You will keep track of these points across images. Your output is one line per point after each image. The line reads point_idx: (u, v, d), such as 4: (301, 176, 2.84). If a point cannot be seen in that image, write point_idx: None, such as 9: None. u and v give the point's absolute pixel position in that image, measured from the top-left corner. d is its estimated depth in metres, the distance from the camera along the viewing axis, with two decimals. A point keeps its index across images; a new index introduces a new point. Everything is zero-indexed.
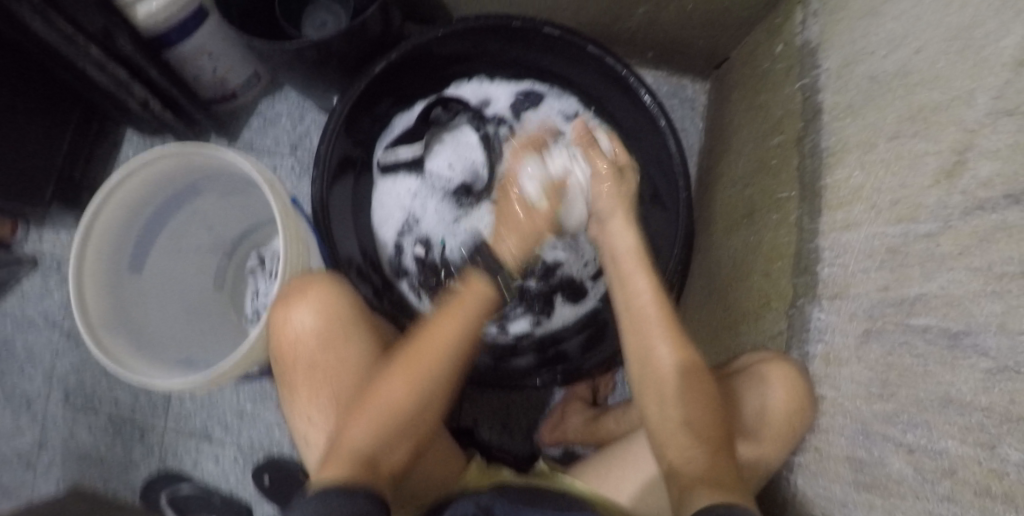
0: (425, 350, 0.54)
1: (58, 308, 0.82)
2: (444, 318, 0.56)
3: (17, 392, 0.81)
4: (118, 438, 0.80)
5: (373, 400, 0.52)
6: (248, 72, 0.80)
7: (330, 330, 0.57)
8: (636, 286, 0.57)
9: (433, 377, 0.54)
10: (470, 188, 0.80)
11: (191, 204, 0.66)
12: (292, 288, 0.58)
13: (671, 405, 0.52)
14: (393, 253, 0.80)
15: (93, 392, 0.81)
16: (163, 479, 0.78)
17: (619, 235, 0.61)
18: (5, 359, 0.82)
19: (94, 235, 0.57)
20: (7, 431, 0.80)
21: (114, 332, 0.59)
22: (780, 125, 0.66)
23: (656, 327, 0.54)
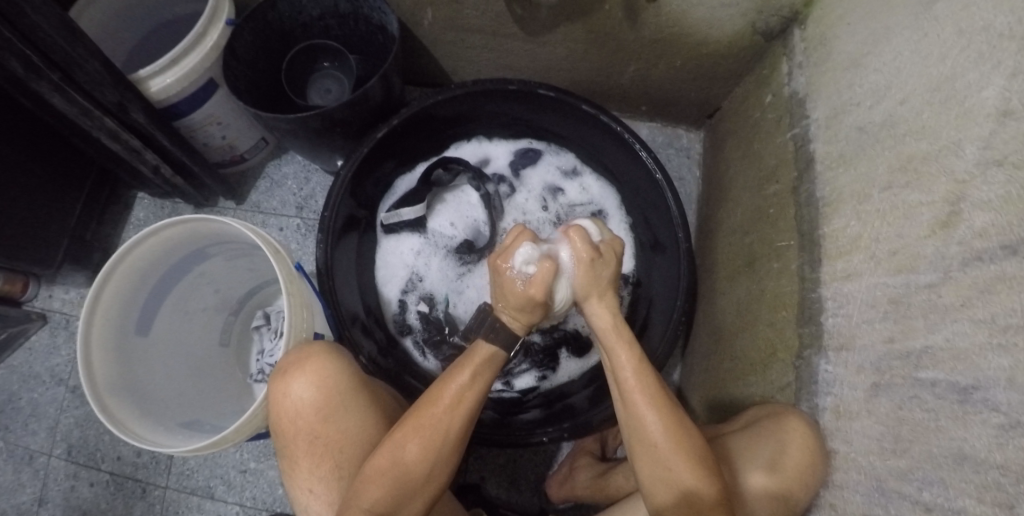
0: (436, 409, 0.51)
1: (65, 365, 0.82)
2: (455, 375, 0.53)
3: (20, 447, 0.80)
4: (119, 495, 0.79)
5: (380, 463, 0.50)
6: (256, 138, 0.83)
7: (327, 401, 0.57)
8: (617, 359, 0.54)
9: (445, 439, 0.51)
10: (472, 244, 0.82)
11: (198, 266, 0.67)
12: (290, 361, 0.58)
13: (667, 466, 0.50)
14: (397, 310, 0.81)
15: (94, 453, 0.80)
16: None
17: (591, 313, 0.58)
18: (9, 415, 0.81)
19: (103, 300, 0.57)
20: (5, 495, 0.79)
21: (120, 396, 0.58)
22: (775, 175, 0.67)
23: (641, 397, 0.52)
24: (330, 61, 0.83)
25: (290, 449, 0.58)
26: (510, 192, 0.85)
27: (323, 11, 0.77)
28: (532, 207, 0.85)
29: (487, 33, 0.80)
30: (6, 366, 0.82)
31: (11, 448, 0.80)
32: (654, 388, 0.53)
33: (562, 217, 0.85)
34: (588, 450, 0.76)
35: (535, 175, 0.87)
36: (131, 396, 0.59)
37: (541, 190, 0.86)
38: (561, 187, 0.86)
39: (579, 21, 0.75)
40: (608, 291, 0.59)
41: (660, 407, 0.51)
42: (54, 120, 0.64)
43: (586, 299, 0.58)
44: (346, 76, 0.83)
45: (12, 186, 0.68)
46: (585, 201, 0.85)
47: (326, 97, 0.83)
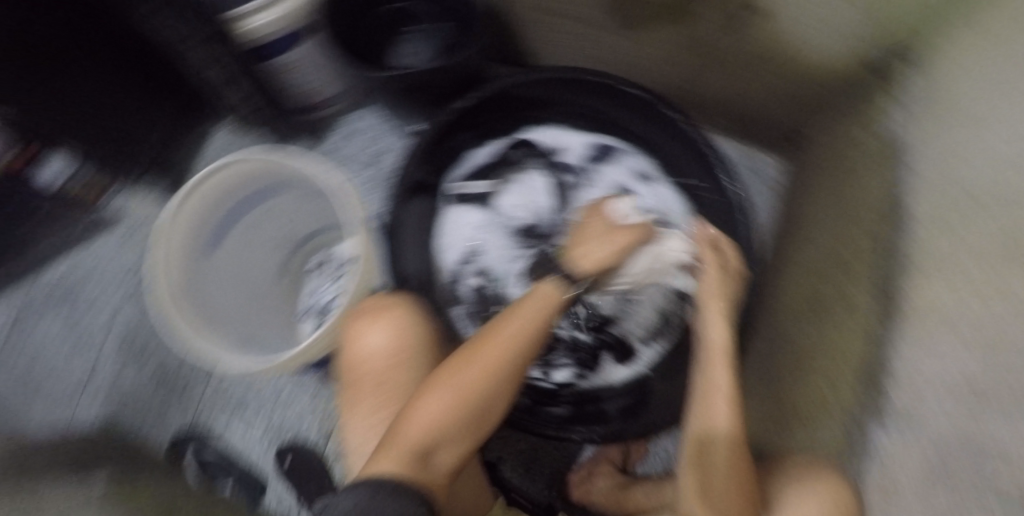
0: (496, 343, 0.54)
1: (122, 266, 0.85)
2: (517, 314, 0.56)
3: (81, 328, 0.83)
4: (160, 391, 0.80)
5: (439, 389, 0.51)
6: (340, 88, 0.80)
7: (398, 349, 0.58)
8: (713, 375, 0.58)
9: (503, 372, 0.53)
10: (534, 229, 0.81)
11: (271, 197, 0.69)
12: (368, 308, 0.59)
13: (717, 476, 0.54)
14: (450, 278, 0.80)
15: (143, 348, 0.81)
16: (192, 437, 0.76)
17: (711, 324, 0.61)
18: (69, 299, 0.83)
19: (178, 212, 0.60)
20: (58, 368, 0.81)
21: (189, 300, 0.61)
22: (871, 216, 0.59)
23: (723, 405, 0.56)
24: (414, 25, 0.80)
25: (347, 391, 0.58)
26: (576, 184, 0.82)
27: None
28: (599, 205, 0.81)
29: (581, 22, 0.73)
30: (77, 250, 0.85)
31: (71, 327, 0.83)
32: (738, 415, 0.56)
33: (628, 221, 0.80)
34: (609, 458, 0.75)
35: (608, 172, 0.82)
36: (191, 306, 0.61)
37: (610, 189, 0.81)
38: (632, 189, 0.80)
39: (684, 30, 0.68)
40: (722, 303, 0.62)
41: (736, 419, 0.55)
42: (145, 25, 0.66)
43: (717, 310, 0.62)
44: (432, 40, 0.79)
45: (101, 89, 0.71)
46: (653, 206, 0.78)
47: (416, 58, 0.78)
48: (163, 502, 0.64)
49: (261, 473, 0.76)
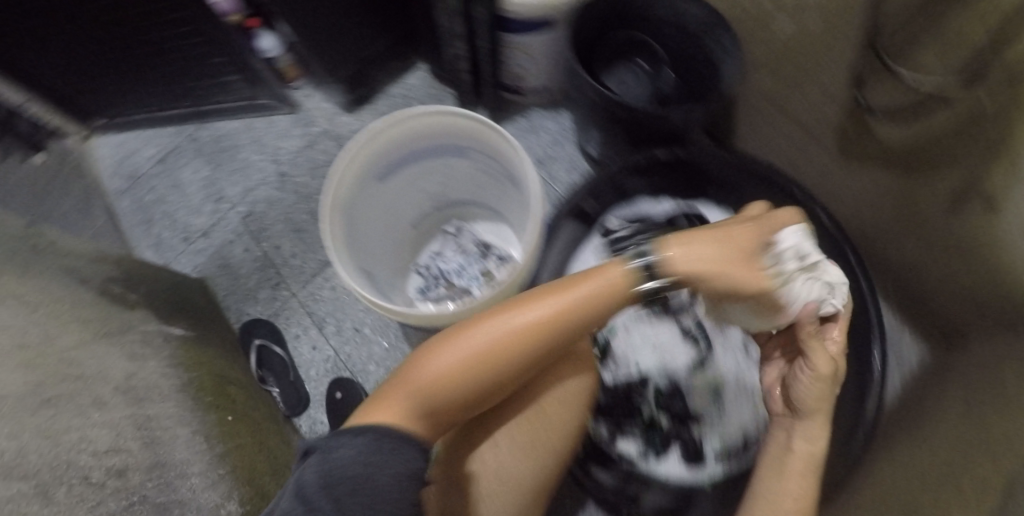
0: (545, 321, 0.43)
1: (274, 137, 0.83)
2: (577, 291, 0.43)
3: (217, 184, 0.81)
4: (260, 273, 0.79)
5: (462, 350, 0.44)
6: (545, 83, 0.80)
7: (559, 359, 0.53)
8: (783, 485, 0.51)
9: (539, 350, 0.44)
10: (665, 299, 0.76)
11: (452, 157, 0.70)
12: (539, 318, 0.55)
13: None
14: None
15: (262, 230, 0.80)
16: (265, 327, 0.77)
17: (806, 427, 0.53)
18: (225, 151, 0.83)
19: (375, 136, 0.62)
20: (183, 210, 0.81)
21: (341, 214, 0.62)
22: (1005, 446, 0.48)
23: None
24: (645, 61, 0.77)
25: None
26: None
27: (683, 20, 0.71)
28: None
29: (803, 131, 0.70)
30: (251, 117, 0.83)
31: (212, 178, 0.82)
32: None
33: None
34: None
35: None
36: (345, 221, 0.63)
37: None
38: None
39: (898, 172, 0.63)
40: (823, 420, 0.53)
41: None
42: None
43: (817, 408, 0.52)
44: (649, 81, 0.77)
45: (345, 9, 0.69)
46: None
47: (621, 87, 0.77)
48: (214, 382, 0.67)
49: (307, 393, 0.76)
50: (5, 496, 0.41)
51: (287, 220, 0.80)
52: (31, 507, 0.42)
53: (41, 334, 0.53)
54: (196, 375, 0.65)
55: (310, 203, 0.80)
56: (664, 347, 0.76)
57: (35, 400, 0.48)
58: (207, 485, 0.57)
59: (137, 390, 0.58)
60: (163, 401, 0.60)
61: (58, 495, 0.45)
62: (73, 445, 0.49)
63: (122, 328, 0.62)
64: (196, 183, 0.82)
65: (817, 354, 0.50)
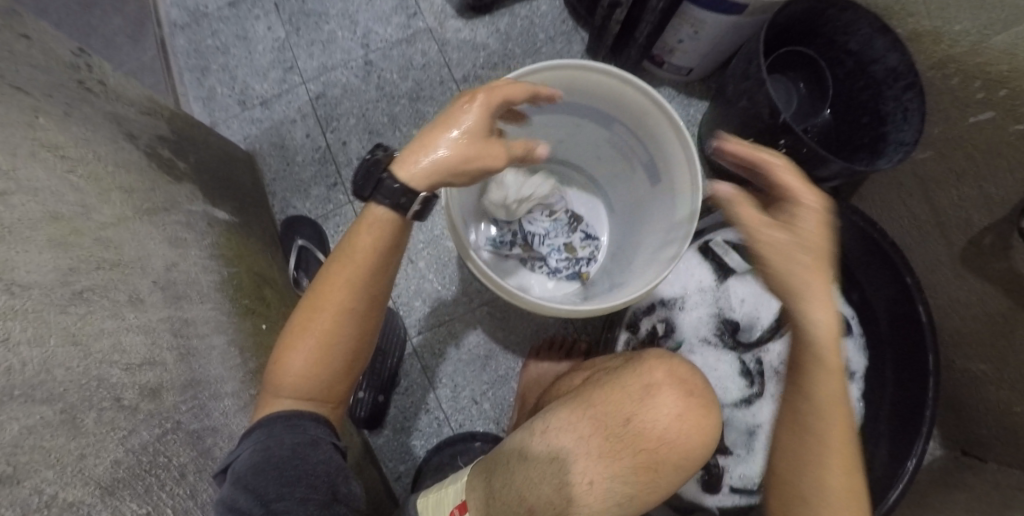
0: (337, 280, 0.44)
1: (372, 19, 0.71)
2: (357, 245, 0.44)
3: (290, 52, 0.71)
4: (317, 167, 0.69)
5: (300, 330, 0.45)
6: (689, 65, 0.72)
7: (684, 405, 0.48)
8: (816, 385, 0.41)
9: (359, 299, 0.46)
10: (737, 331, 0.70)
11: (595, 122, 0.63)
12: (673, 370, 0.50)
13: (825, 513, 0.42)
14: (642, 307, 0.70)
15: (330, 119, 0.70)
16: (310, 227, 0.67)
17: (811, 315, 0.38)
18: (311, 17, 0.72)
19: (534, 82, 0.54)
20: (247, 68, 0.71)
21: None
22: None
23: (830, 447, 0.41)
24: (806, 85, 0.75)
25: (598, 418, 0.48)
26: None
27: (870, 60, 0.65)
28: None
29: (933, 213, 0.67)
30: None
31: (285, 44, 0.71)
32: (851, 441, 0.42)
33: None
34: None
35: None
36: None
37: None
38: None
39: (1014, 302, 0.59)
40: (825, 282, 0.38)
41: (847, 459, 0.42)
42: None
43: (795, 294, 0.38)
44: (797, 105, 0.75)
45: None
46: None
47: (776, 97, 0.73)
48: (252, 281, 0.57)
49: None
50: (26, 424, 0.31)
51: (361, 116, 0.70)
52: (56, 441, 0.32)
53: (78, 204, 0.40)
54: (236, 272, 0.55)
55: (393, 105, 0.70)
56: (718, 378, 0.69)
57: (64, 292, 0.36)
58: (237, 409, 0.50)
59: (175, 287, 0.47)
60: (201, 303, 0.49)
61: (87, 424, 0.35)
62: (104, 356, 0.38)
63: (167, 202, 0.50)
64: (267, 40, 0.72)
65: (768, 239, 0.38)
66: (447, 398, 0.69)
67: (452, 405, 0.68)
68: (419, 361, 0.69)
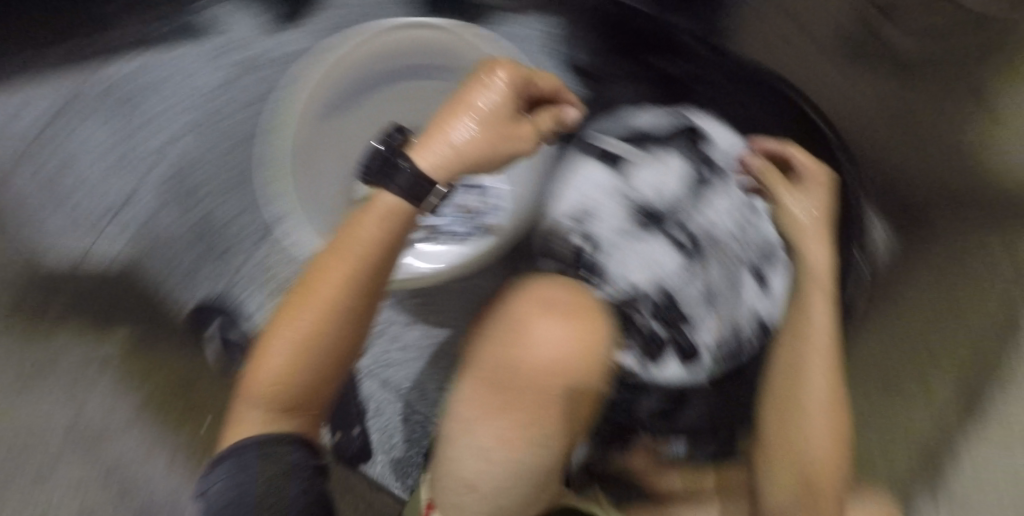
0: (333, 266, 0.37)
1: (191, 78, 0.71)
2: (361, 226, 0.38)
3: (127, 146, 0.70)
4: (198, 244, 0.68)
5: (283, 332, 0.36)
6: None
7: (569, 328, 0.48)
8: (811, 303, 0.53)
9: (351, 294, 0.37)
10: (653, 212, 0.73)
11: (426, 81, 0.65)
12: (539, 294, 0.52)
13: (810, 420, 0.53)
14: (551, 230, 0.74)
15: (192, 191, 0.69)
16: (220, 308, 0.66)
17: (810, 253, 0.52)
18: (128, 105, 0.70)
19: (338, 66, 0.58)
20: (91, 183, 0.69)
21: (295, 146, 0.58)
22: (974, 320, 0.59)
23: (817, 361, 0.53)
24: None
25: (487, 379, 0.45)
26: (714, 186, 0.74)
27: None
28: (722, 210, 0.73)
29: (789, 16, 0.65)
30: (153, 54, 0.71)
31: (118, 141, 0.70)
32: (834, 357, 0.53)
33: (741, 237, 0.73)
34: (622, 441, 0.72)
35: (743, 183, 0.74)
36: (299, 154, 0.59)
37: (740, 199, 0.74)
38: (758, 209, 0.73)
39: None
40: (820, 227, 0.53)
41: (834, 376, 0.53)
42: None
43: (801, 231, 0.52)
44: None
45: None
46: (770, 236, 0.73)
47: None
48: None
49: None
50: None
51: (220, 175, 0.69)
52: None
53: None
54: None
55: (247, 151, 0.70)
56: (652, 262, 0.73)
57: None
58: None
59: None
60: None
61: None
62: None
63: None
64: (99, 143, 0.70)
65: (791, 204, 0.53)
66: (418, 397, 0.71)
67: (425, 402, 0.71)
68: (376, 377, 0.71)
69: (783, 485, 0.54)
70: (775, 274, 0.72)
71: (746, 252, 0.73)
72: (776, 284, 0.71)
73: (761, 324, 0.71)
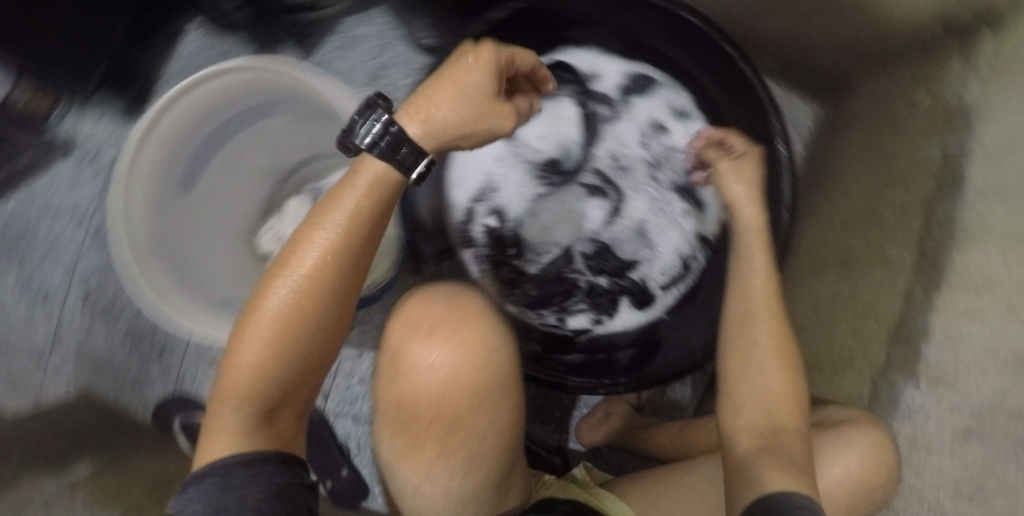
0: (309, 252, 0.38)
1: (73, 194, 0.71)
2: (340, 205, 0.39)
3: (34, 282, 0.70)
4: (136, 352, 0.70)
5: (258, 316, 0.38)
6: None
7: (446, 344, 0.47)
8: (753, 259, 0.57)
9: (327, 281, 0.39)
10: (559, 165, 0.73)
11: (260, 121, 0.61)
12: (415, 321, 0.49)
13: (753, 359, 0.53)
14: (462, 218, 0.72)
15: (113, 304, 0.70)
16: (177, 404, 0.69)
17: (741, 210, 0.60)
18: (21, 244, 0.70)
19: (152, 145, 0.52)
20: (14, 330, 0.69)
21: (155, 253, 0.52)
22: (902, 181, 0.60)
23: (758, 304, 0.55)
24: None
25: (398, 423, 0.49)
26: (610, 118, 0.74)
27: None
28: (630, 140, 0.74)
29: None
30: (21, 186, 0.70)
31: (23, 280, 0.70)
32: (773, 302, 0.55)
33: (660, 160, 0.73)
34: (612, 411, 0.75)
35: (643, 106, 0.74)
36: (165, 256, 0.53)
37: (644, 122, 0.74)
38: (667, 126, 0.73)
39: None
40: (753, 186, 0.60)
41: (774, 314, 0.55)
42: None
43: (733, 198, 0.60)
44: None
45: None
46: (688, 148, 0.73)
47: None
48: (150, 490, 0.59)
49: None
50: None
51: None
52: None
53: None
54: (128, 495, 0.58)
55: None
56: (577, 216, 0.73)
57: None
58: None
59: None
60: None
61: None
62: None
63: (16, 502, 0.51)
64: (7, 288, 0.70)
65: (726, 171, 0.61)
66: None
67: None
68: (346, 417, 0.74)
69: (744, 431, 0.51)
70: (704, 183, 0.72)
71: (669, 172, 0.73)
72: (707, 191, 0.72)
73: (701, 240, 0.72)
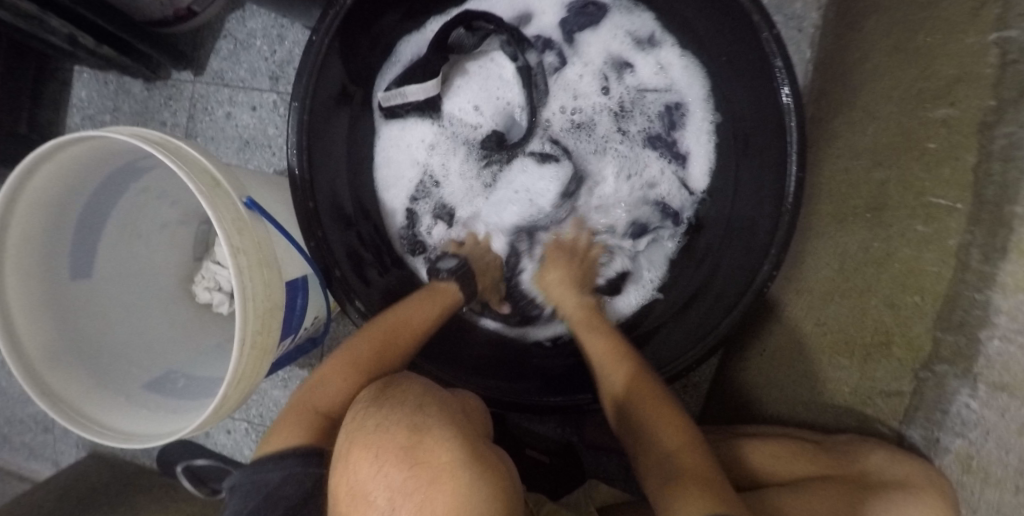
0: (405, 325, 0.52)
1: None
2: (429, 299, 0.55)
3: None
4: None
5: (341, 359, 0.48)
6: None
7: (404, 500, 0.30)
8: (585, 335, 0.55)
9: (406, 349, 0.51)
10: (503, 137, 0.64)
11: (138, 178, 0.52)
12: (363, 479, 0.32)
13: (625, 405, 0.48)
14: (404, 223, 0.65)
15: None
16: (176, 452, 0.73)
17: (560, 298, 0.60)
18: None
19: (12, 243, 0.44)
20: (20, 405, 0.75)
21: (59, 364, 0.48)
22: (945, 97, 0.43)
23: (602, 361, 0.52)
24: None
25: None
26: (558, 66, 0.64)
27: None
28: (587, 89, 0.63)
29: None
30: None
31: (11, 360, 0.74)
32: (614, 348, 0.53)
33: (627, 107, 0.63)
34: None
35: (596, 42, 0.63)
36: (73, 361, 0.49)
37: (601, 63, 0.63)
38: (629, 61, 0.63)
39: None
40: (575, 280, 0.60)
41: (614, 363, 0.51)
42: None
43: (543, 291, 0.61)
44: None
45: None
46: (659, 87, 0.62)
47: None
48: None
49: None
50: None
51: None
52: None
53: None
54: None
55: None
56: (534, 192, 0.64)
57: None
58: None
59: None
60: None
61: None
62: None
63: None
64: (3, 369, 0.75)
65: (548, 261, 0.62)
66: None
67: None
68: None
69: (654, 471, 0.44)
70: (684, 130, 0.62)
71: (641, 119, 0.63)
72: (687, 140, 0.62)
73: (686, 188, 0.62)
